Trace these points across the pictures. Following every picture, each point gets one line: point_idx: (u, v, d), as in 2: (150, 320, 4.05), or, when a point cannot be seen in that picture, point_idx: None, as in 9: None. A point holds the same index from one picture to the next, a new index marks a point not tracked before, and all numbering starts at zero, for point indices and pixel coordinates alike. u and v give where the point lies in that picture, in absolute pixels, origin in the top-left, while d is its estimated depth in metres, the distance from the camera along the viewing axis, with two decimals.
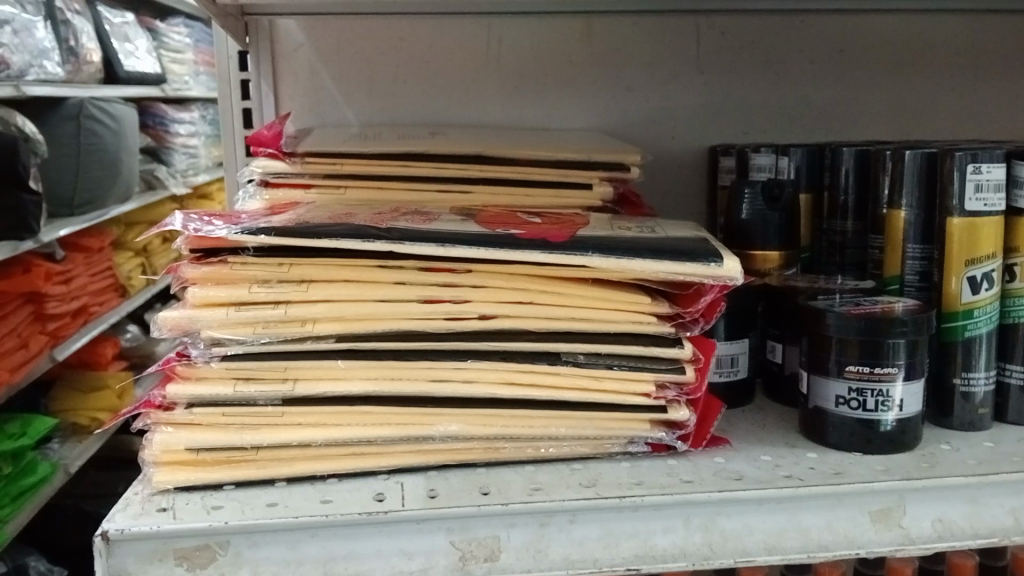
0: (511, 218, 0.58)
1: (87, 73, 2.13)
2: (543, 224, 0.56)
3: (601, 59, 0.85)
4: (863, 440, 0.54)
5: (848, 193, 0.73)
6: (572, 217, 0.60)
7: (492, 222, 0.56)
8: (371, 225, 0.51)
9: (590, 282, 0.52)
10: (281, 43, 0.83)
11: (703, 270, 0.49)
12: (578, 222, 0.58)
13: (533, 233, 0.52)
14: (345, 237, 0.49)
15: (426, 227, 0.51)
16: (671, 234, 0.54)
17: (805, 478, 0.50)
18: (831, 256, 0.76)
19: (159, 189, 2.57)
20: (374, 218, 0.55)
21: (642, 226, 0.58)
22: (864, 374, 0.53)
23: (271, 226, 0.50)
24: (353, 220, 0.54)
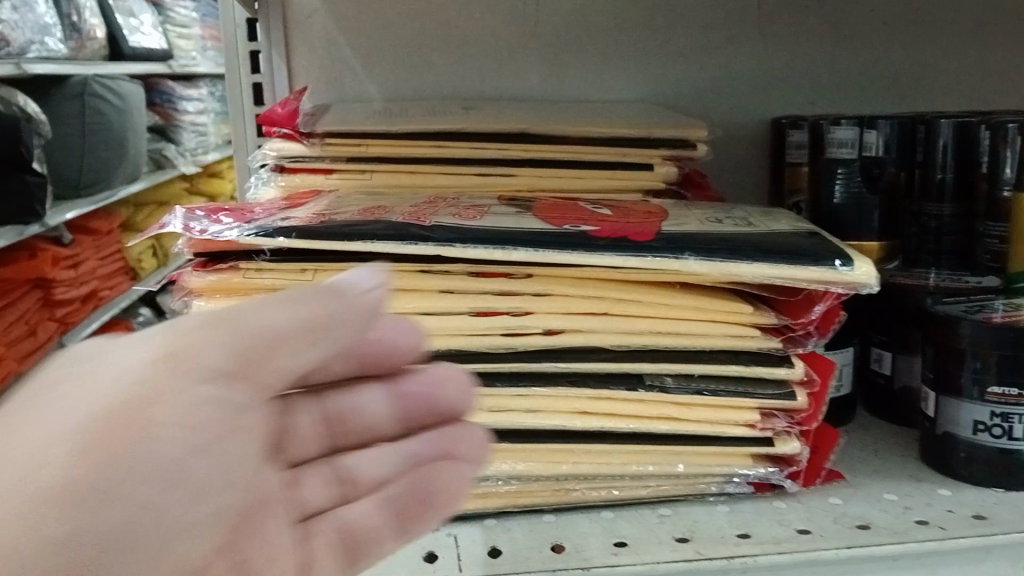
0: (573, 208, 0.48)
1: (90, 50, 2.04)
2: (615, 217, 0.46)
3: (655, 23, 0.75)
4: (1005, 473, 0.45)
5: (948, 170, 0.60)
6: (644, 208, 0.51)
7: (554, 215, 0.46)
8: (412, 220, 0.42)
9: (678, 286, 0.43)
10: (294, 8, 0.74)
11: (830, 275, 0.39)
12: (655, 214, 0.48)
13: (611, 229, 0.42)
14: (382, 239, 0.40)
15: (478, 223, 0.42)
16: (775, 230, 0.44)
17: (945, 525, 0.41)
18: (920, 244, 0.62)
19: (168, 169, 2.48)
20: (412, 211, 0.46)
21: (731, 217, 0.48)
22: (1010, 398, 0.44)
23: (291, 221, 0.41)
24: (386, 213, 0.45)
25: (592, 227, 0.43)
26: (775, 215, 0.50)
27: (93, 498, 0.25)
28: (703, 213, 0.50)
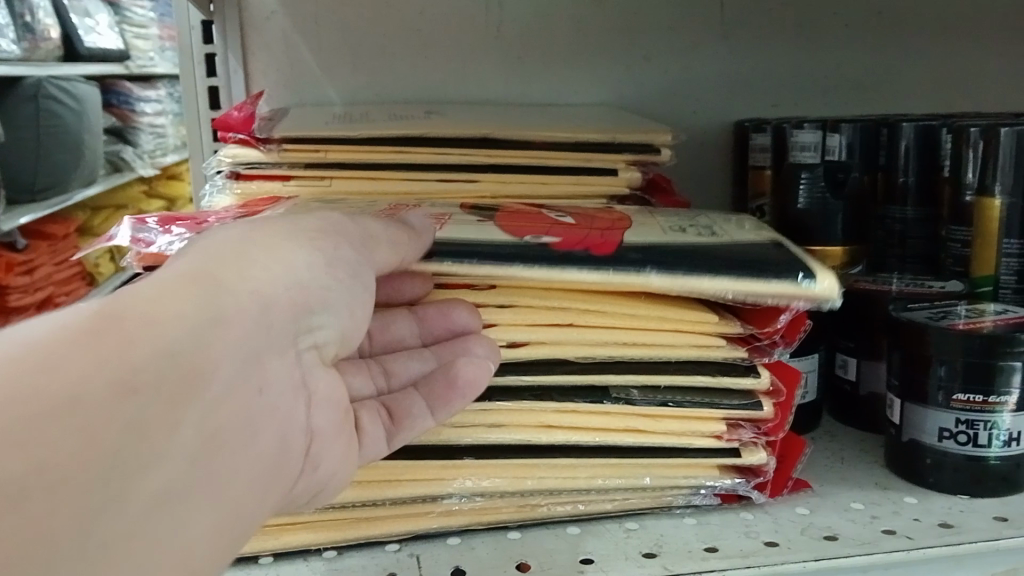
0: (534, 218, 0.47)
1: (44, 51, 1.99)
2: (577, 228, 0.44)
3: (619, 25, 0.74)
4: (970, 479, 0.45)
5: (909, 174, 0.61)
6: (609, 218, 0.49)
7: (513, 226, 0.45)
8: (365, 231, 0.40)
9: (642, 295, 0.42)
10: (251, 10, 0.72)
11: (793, 289, 0.39)
12: (619, 225, 0.46)
13: (571, 240, 0.41)
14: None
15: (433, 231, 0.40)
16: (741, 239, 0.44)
17: (912, 534, 0.41)
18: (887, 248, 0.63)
19: (125, 172, 2.43)
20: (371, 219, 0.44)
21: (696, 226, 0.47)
22: (975, 404, 0.44)
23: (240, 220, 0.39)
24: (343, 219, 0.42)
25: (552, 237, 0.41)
26: (743, 224, 0.49)
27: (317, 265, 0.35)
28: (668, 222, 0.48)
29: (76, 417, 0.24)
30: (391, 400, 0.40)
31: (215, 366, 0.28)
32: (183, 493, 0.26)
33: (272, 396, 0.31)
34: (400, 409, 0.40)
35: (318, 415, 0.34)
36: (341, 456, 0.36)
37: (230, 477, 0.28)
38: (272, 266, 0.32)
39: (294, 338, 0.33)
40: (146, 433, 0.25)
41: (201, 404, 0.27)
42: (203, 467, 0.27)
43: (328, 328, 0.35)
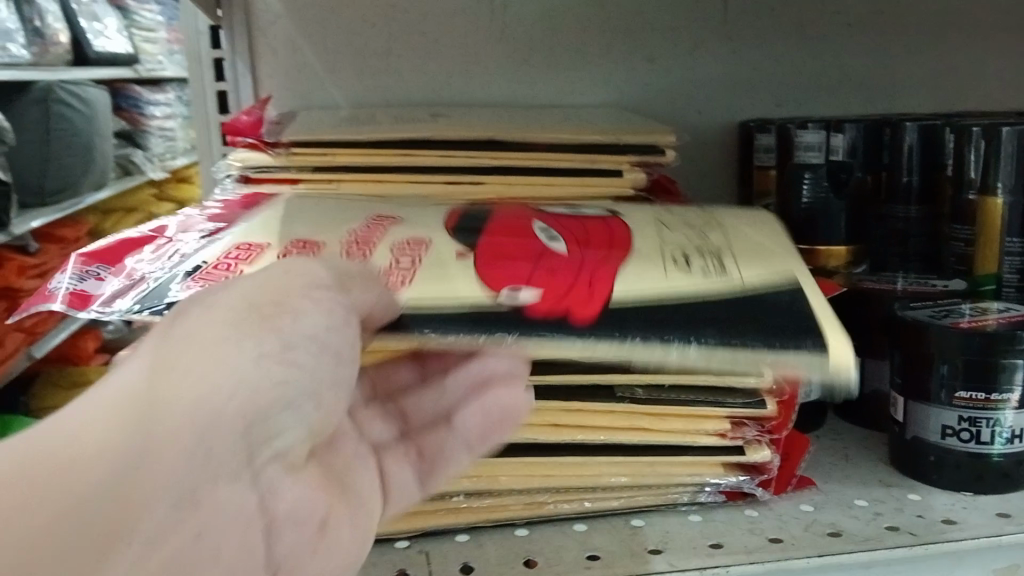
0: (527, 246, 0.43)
1: (54, 55, 2.01)
2: (565, 270, 0.41)
3: (622, 26, 0.75)
4: (974, 477, 0.45)
5: (912, 174, 0.61)
6: (611, 239, 0.45)
7: (497, 266, 0.41)
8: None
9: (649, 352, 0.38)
10: (258, 16, 0.73)
11: (802, 363, 0.35)
12: (616, 258, 0.42)
13: (548, 305, 0.37)
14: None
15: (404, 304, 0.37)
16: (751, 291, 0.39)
17: (915, 530, 0.41)
18: None
19: (135, 175, 2.45)
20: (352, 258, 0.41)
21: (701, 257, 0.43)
22: (977, 402, 0.44)
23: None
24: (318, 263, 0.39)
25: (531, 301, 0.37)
26: (756, 250, 0.44)
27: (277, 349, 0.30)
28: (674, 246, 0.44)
29: None
30: (420, 438, 0.38)
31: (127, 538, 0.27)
32: None
33: (216, 531, 0.29)
34: (431, 446, 0.38)
35: (286, 534, 0.31)
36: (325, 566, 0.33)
37: None
38: (206, 382, 0.29)
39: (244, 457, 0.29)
40: None
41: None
42: None
43: (291, 432, 0.31)
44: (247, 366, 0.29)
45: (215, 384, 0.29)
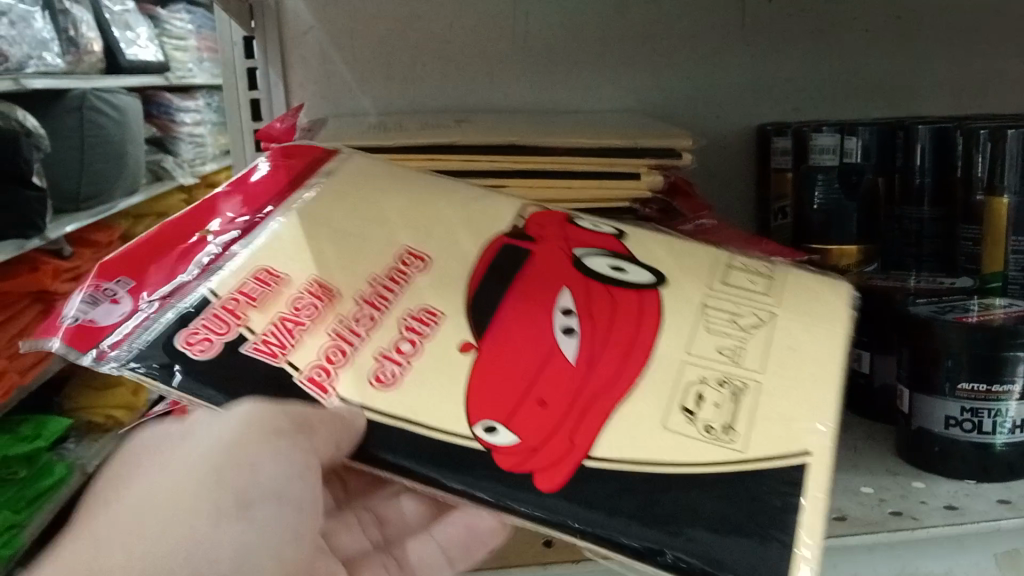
0: (552, 291, 0.40)
1: (87, 64, 2.06)
2: (582, 341, 0.38)
3: (640, 34, 0.77)
4: (977, 466, 0.47)
5: (924, 174, 0.62)
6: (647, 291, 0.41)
7: (509, 334, 0.38)
8: (336, 368, 0.35)
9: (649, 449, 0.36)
10: (289, 26, 0.76)
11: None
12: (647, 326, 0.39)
13: (539, 430, 0.34)
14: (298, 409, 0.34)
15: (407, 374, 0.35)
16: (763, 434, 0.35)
17: (918, 515, 0.43)
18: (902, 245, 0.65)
19: (166, 180, 2.50)
20: (366, 298, 0.38)
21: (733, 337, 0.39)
22: (979, 393, 0.46)
23: (230, 334, 0.34)
24: (320, 306, 0.37)
25: (519, 406, 0.35)
26: (806, 322, 0.41)
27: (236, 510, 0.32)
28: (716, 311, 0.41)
29: None
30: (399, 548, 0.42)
31: None
32: None
33: None
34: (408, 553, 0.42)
35: None
36: None
37: None
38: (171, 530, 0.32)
39: None
40: None
41: None
42: None
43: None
44: (205, 525, 0.32)
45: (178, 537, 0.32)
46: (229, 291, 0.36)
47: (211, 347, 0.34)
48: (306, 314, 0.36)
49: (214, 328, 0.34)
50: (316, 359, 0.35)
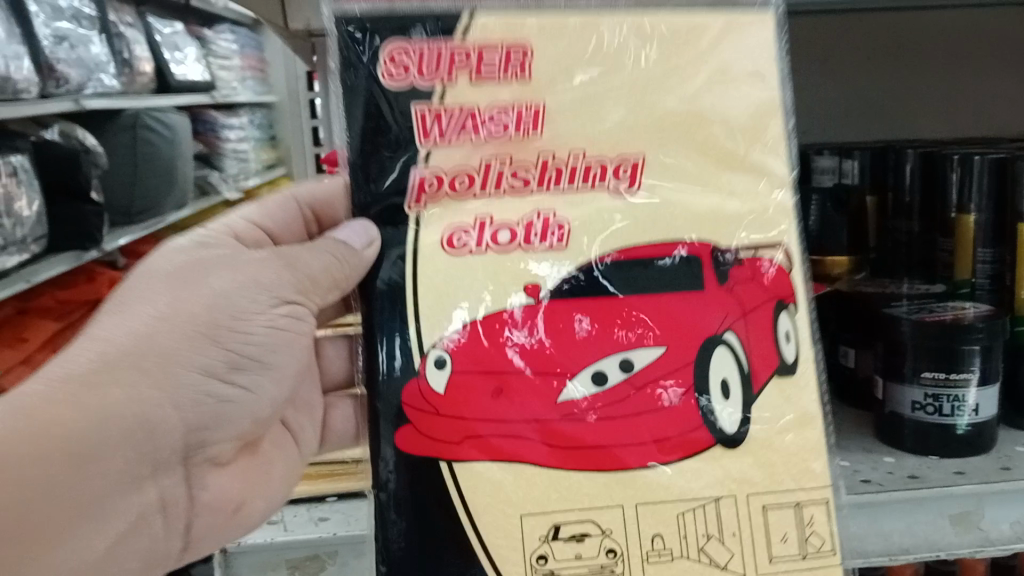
0: (616, 343, 0.43)
1: (140, 84, 2.18)
2: (572, 414, 0.43)
3: None
4: (939, 443, 0.55)
5: (914, 194, 0.67)
6: (740, 324, 0.44)
7: (509, 372, 0.42)
8: (444, 194, 0.42)
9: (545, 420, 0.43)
10: None
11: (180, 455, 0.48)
12: (669, 356, 0.43)
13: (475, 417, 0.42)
14: (372, 171, 0.42)
15: (501, 253, 0.43)
16: (665, 451, 0.43)
17: (883, 483, 0.52)
18: (895, 255, 0.70)
19: (211, 194, 2.62)
20: (554, 162, 0.42)
21: (743, 389, 0.44)
22: (940, 380, 0.54)
23: (431, 78, 0.42)
24: (509, 135, 0.42)
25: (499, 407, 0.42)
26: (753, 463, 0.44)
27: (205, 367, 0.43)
28: (741, 353, 0.44)
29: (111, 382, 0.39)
30: None
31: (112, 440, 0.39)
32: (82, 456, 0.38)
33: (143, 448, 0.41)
34: None
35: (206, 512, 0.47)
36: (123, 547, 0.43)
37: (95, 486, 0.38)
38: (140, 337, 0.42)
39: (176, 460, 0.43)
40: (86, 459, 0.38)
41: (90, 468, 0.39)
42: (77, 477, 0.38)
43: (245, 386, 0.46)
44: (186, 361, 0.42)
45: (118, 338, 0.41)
46: (475, 44, 0.42)
47: (403, 76, 0.41)
48: (487, 130, 0.42)
49: (425, 64, 0.42)
50: (465, 165, 0.42)
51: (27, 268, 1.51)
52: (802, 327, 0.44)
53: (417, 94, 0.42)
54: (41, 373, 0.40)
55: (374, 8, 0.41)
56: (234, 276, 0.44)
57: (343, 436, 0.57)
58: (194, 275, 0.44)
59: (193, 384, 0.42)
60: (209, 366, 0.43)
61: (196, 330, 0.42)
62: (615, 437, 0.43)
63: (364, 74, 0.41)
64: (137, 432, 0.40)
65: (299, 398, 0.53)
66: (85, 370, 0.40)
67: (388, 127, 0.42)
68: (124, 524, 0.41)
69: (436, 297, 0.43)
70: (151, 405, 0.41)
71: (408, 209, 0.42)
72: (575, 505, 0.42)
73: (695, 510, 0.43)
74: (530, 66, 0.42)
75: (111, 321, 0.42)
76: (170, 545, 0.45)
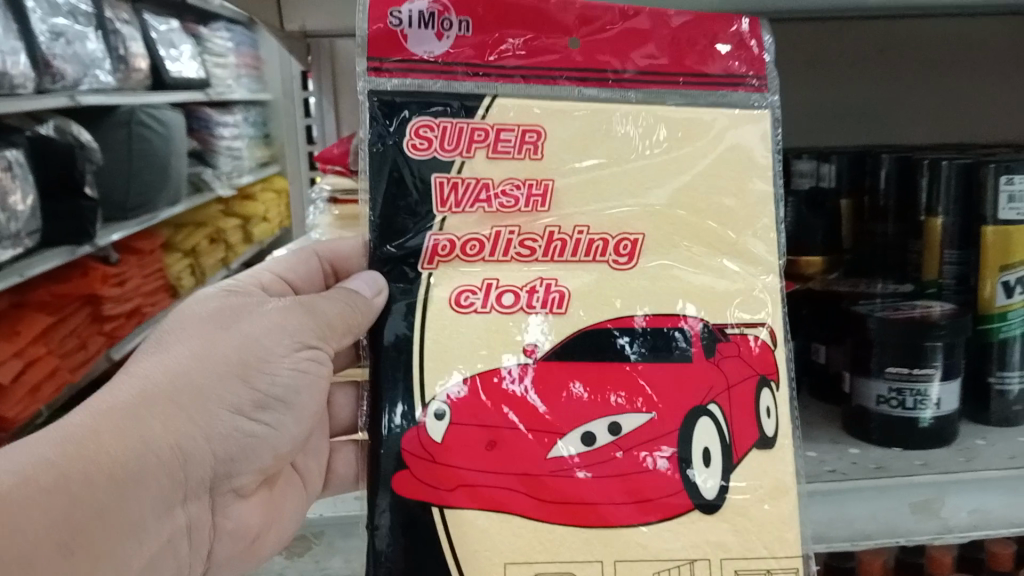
0: (605, 406, 0.44)
1: (135, 80, 2.20)
2: (558, 472, 0.43)
3: None
4: (903, 435, 0.58)
5: (889, 197, 0.69)
6: (723, 397, 0.45)
7: (502, 427, 0.43)
8: (455, 257, 0.44)
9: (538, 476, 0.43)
10: (342, 60, 0.90)
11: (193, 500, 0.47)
12: (654, 423, 0.44)
13: (467, 460, 0.43)
14: (379, 230, 0.44)
15: (506, 316, 0.44)
16: (643, 511, 0.43)
17: (849, 472, 0.54)
18: (874, 258, 0.72)
19: (205, 191, 2.64)
20: (559, 234, 0.45)
21: (726, 456, 0.44)
22: (904, 375, 0.57)
23: (452, 153, 0.44)
24: (518, 208, 0.44)
25: (494, 459, 0.43)
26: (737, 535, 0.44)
27: (242, 390, 0.43)
28: (722, 424, 0.45)
29: (148, 413, 0.39)
30: None
31: (157, 454, 0.38)
32: (124, 479, 0.37)
33: (190, 464, 0.41)
34: None
35: (224, 540, 0.46)
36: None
37: (135, 504, 0.37)
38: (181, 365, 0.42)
39: (208, 486, 0.43)
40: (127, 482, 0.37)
41: (138, 471, 0.37)
42: (117, 504, 0.36)
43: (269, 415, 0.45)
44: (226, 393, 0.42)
45: (163, 370, 0.41)
46: (493, 125, 0.44)
47: (427, 148, 0.43)
48: (499, 202, 0.44)
49: (447, 140, 0.43)
50: (477, 232, 0.44)
51: (21, 262, 1.52)
52: (780, 405, 0.45)
53: (437, 165, 0.43)
54: (81, 404, 0.39)
55: (404, 84, 0.43)
56: (263, 322, 0.45)
57: (345, 482, 0.54)
58: (229, 317, 0.45)
59: (224, 420, 0.42)
60: (237, 405, 0.43)
61: (227, 371, 0.42)
62: (601, 495, 0.43)
63: (392, 144, 0.43)
64: (175, 462, 0.39)
65: (311, 441, 0.51)
66: (126, 401, 0.39)
67: (409, 193, 0.43)
68: (161, 547, 0.40)
69: (439, 349, 0.44)
70: (187, 435, 0.40)
71: (422, 270, 0.44)
72: (557, 557, 0.42)
73: (669, 570, 0.43)
74: (541, 148, 0.44)
75: (146, 362, 0.42)
76: (194, 569, 0.44)
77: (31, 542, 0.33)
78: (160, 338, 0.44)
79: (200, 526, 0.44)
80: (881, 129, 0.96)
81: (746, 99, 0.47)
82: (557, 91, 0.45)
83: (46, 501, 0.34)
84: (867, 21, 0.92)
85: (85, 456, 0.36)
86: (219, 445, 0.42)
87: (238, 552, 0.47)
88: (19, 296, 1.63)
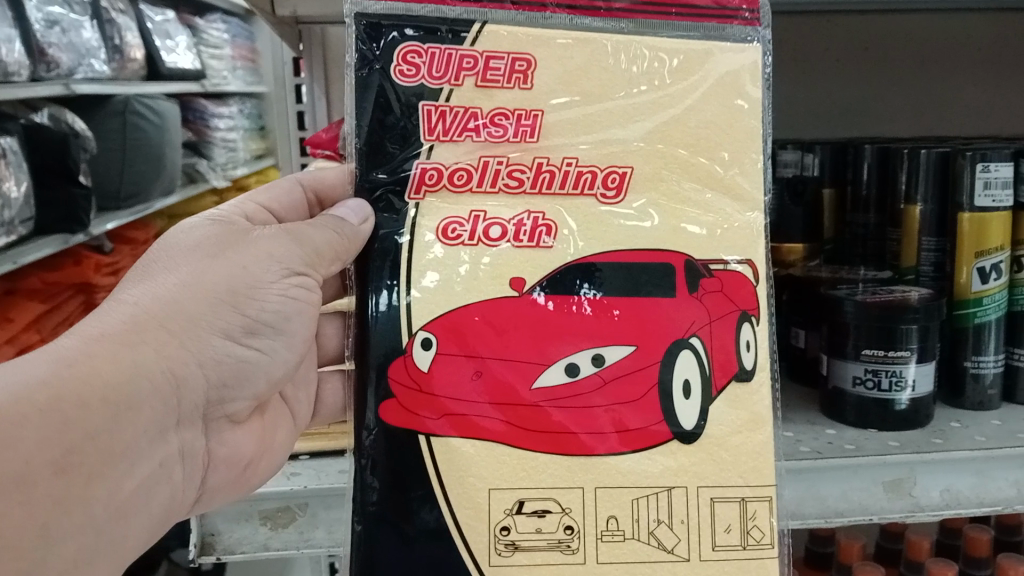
0: (592, 337, 0.45)
1: (131, 70, 2.20)
2: (541, 403, 0.45)
3: None
4: (878, 416, 0.59)
5: (870, 188, 0.70)
6: (705, 330, 0.46)
7: (492, 358, 0.44)
8: (444, 187, 0.45)
9: (528, 408, 0.44)
10: (332, 47, 0.91)
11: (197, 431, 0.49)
12: (636, 357, 0.45)
13: (461, 395, 0.44)
14: (368, 160, 0.44)
15: (493, 248, 0.45)
16: (623, 442, 0.45)
17: (823, 451, 0.56)
18: (854, 246, 0.74)
19: (200, 184, 2.65)
20: (547, 165, 0.45)
21: (704, 386, 0.46)
22: (879, 357, 0.58)
23: (440, 81, 0.44)
24: (507, 139, 0.45)
25: (488, 394, 0.44)
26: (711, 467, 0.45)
27: (233, 319, 0.44)
28: (703, 356, 0.46)
29: (143, 340, 0.40)
30: None
31: (152, 378, 0.40)
32: (124, 403, 0.38)
33: (183, 389, 0.42)
34: None
35: (214, 467, 0.48)
36: (166, 500, 0.44)
37: (132, 427, 0.39)
38: (168, 288, 0.43)
39: (200, 413, 0.45)
40: (128, 407, 0.38)
41: (137, 394, 0.39)
42: (117, 425, 0.38)
43: (259, 344, 0.46)
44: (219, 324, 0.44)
45: (154, 300, 0.42)
46: (483, 50, 0.44)
47: (415, 75, 0.44)
48: (488, 132, 0.45)
49: (436, 65, 0.44)
50: (464, 161, 0.45)
51: (14, 249, 1.53)
52: (762, 339, 0.47)
53: (424, 92, 0.44)
54: (73, 329, 0.40)
55: (391, 7, 0.44)
56: (251, 252, 0.46)
57: (333, 410, 0.59)
58: (219, 248, 0.46)
59: (214, 347, 0.44)
60: (228, 332, 0.44)
61: (218, 299, 0.44)
62: (583, 426, 0.45)
63: (378, 69, 0.44)
64: (168, 386, 0.41)
65: (298, 374, 0.55)
66: (120, 326, 0.40)
67: (396, 124, 0.44)
68: (154, 471, 0.41)
69: (425, 295, 0.45)
70: (179, 360, 0.42)
71: (409, 200, 0.45)
72: (541, 483, 0.44)
73: (649, 496, 0.45)
74: (532, 75, 0.45)
75: (135, 289, 0.43)
76: (187, 495, 0.47)
77: (35, 459, 0.34)
78: (146, 266, 0.45)
79: (194, 450, 0.46)
80: (867, 122, 0.97)
81: (743, 33, 0.47)
82: (547, 18, 0.45)
83: (56, 421, 0.35)
84: (854, 15, 0.93)
85: (88, 377, 0.37)
86: (209, 371, 0.44)
87: (224, 480, 0.50)
88: (13, 283, 1.63)
